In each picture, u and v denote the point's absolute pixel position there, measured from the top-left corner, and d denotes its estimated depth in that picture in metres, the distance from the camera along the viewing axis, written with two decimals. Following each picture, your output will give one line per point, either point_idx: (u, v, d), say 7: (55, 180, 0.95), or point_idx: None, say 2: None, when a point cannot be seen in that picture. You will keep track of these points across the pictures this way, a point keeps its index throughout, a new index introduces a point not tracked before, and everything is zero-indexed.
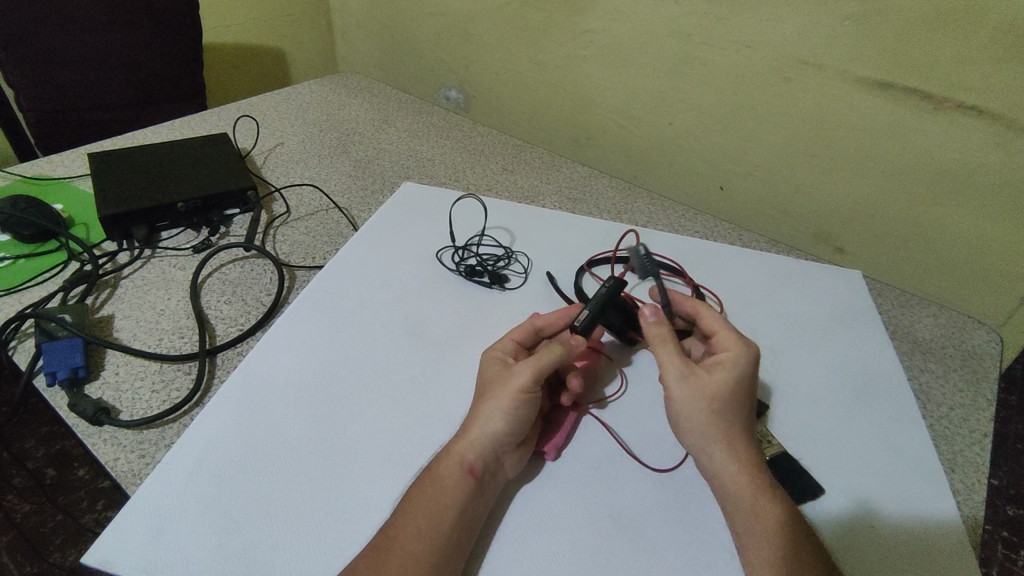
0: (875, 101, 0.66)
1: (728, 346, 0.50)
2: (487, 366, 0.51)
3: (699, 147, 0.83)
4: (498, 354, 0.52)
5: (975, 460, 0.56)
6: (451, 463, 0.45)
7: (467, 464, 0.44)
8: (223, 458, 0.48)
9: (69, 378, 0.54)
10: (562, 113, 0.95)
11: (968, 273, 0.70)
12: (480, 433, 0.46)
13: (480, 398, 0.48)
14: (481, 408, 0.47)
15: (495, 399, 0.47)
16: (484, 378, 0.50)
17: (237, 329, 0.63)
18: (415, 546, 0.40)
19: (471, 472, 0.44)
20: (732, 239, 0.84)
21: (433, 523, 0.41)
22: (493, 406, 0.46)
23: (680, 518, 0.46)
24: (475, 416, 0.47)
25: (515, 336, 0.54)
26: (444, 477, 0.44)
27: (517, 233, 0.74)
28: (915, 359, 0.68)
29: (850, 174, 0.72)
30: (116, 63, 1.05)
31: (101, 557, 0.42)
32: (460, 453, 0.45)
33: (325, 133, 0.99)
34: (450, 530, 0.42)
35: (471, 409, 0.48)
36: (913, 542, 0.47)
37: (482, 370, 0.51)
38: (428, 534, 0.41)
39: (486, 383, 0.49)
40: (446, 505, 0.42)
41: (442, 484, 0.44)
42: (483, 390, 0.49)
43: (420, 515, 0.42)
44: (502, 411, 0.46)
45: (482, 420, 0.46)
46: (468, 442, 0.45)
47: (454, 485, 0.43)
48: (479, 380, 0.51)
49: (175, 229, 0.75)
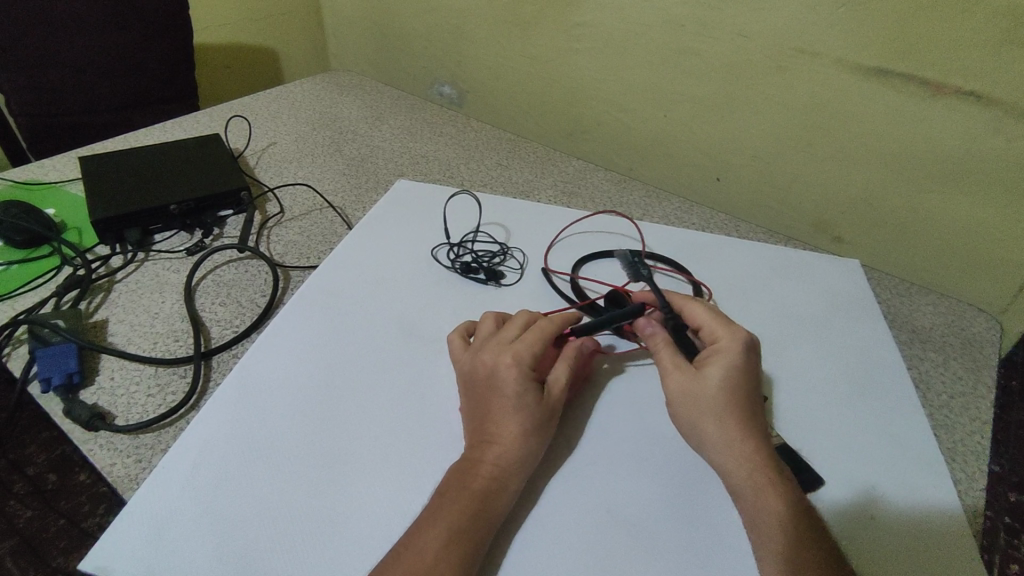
0: (871, 89, 0.65)
1: (721, 335, 0.52)
2: (518, 376, 0.48)
3: (694, 138, 0.82)
4: (519, 358, 0.49)
5: (976, 448, 0.56)
6: (495, 487, 0.44)
7: (512, 492, 0.44)
8: (219, 461, 0.48)
9: (64, 385, 0.54)
10: (556, 106, 0.94)
11: (967, 261, 0.70)
12: (528, 463, 0.46)
13: (524, 419, 0.46)
14: (531, 436, 0.46)
15: (543, 431, 0.47)
16: (519, 391, 0.47)
17: (232, 330, 0.62)
18: (437, 557, 0.40)
19: (513, 502, 0.44)
20: (728, 230, 0.84)
21: (461, 534, 0.41)
22: (543, 438, 0.47)
23: (680, 513, 0.46)
24: (513, 430, 0.46)
25: (534, 338, 0.51)
26: (485, 496, 0.43)
27: (513, 229, 0.73)
28: (914, 348, 0.67)
29: (848, 162, 0.71)
30: (107, 65, 1.04)
31: (98, 563, 0.42)
32: (500, 464, 0.45)
33: (319, 132, 0.99)
34: (475, 546, 0.41)
35: (499, 416, 0.47)
36: (916, 531, 0.46)
37: (507, 378, 0.48)
38: (450, 545, 0.40)
39: (526, 401, 0.47)
40: (485, 527, 0.42)
41: (478, 500, 0.43)
42: (524, 409, 0.47)
43: (440, 525, 0.41)
44: (543, 434, 0.47)
45: (530, 449, 0.46)
46: (513, 467, 0.45)
47: (498, 509, 0.43)
48: (506, 390, 0.47)
49: (168, 232, 0.74)
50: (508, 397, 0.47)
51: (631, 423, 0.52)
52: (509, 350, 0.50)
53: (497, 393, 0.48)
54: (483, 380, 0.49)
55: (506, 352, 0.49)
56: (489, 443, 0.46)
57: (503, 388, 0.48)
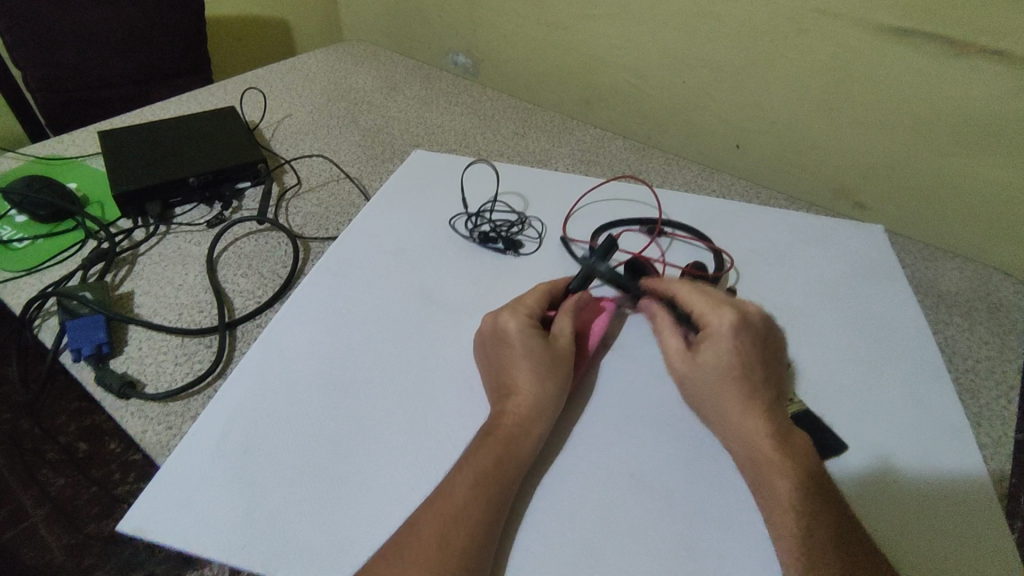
0: (898, 50, 0.63)
1: (710, 317, 0.50)
2: (521, 326, 0.50)
3: (713, 104, 0.80)
4: (521, 313, 0.51)
5: (1002, 413, 0.56)
6: (518, 432, 0.45)
7: (536, 434, 0.45)
8: (245, 430, 0.49)
9: (94, 354, 0.55)
10: (572, 74, 0.92)
11: (996, 224, 0.68)
12: (548, 405, 0.47)
13: (534, 362, 0.48)
14: (545, 379, 0.47)
15: (557, 373, 0.48)
16: (524, 337, 0.49)
17: (255, 301, 0.63)
18: (465, 499, 0.41)
19: (540, 443, 0.45)
20: (749, 196, 0.82)
21: (487, 476, 0.42)
22: (559, 379, 0.48)
23: (702, 477, 0.46)
24: (524, 375, 0.47)
25: (534, 298, 0.53)
26: (509, 441, 0.44)
27: (531, 198, 0.73)
28: (941, 313, 0.66)
29: (872, 127, 0.69)
30: (122, 38, 1.04)
31: (135, 524, 0.44)
32: (519, 411, 0.46)
33: (333, 103, 0.98)
34: (502, 488, 0.42)
35: (511, 367, 0.48)
36: (939, 495, 0.46)
37: (513, 330, 0.50)
38: (476, 489, 0.41)
39: (532, 346, 0.49)
40: (512, 471, 0.43)
41: (502, 447, 0.44)
42: (533, 354, 0.48)
43: (469, 470, 0.43)
44: (557, 375, 0.48)
45: (546, 388, 0.47)
46: (533, 410, 0.46)
47: (525, 452, 0.44)
48: (511, 340, 0.49)
49: (188, 205, 0.75)
50: (515, 346, 0.49)
51: (653, 388, 0.52)
52: (506, 310, 0.52)
53: (506, 347, 0.50)
54: (491, 338, 0.51)
55: (508, 310, 0.52)
56: (508, 394, 0.47)
57: (510, 340, 0.50)
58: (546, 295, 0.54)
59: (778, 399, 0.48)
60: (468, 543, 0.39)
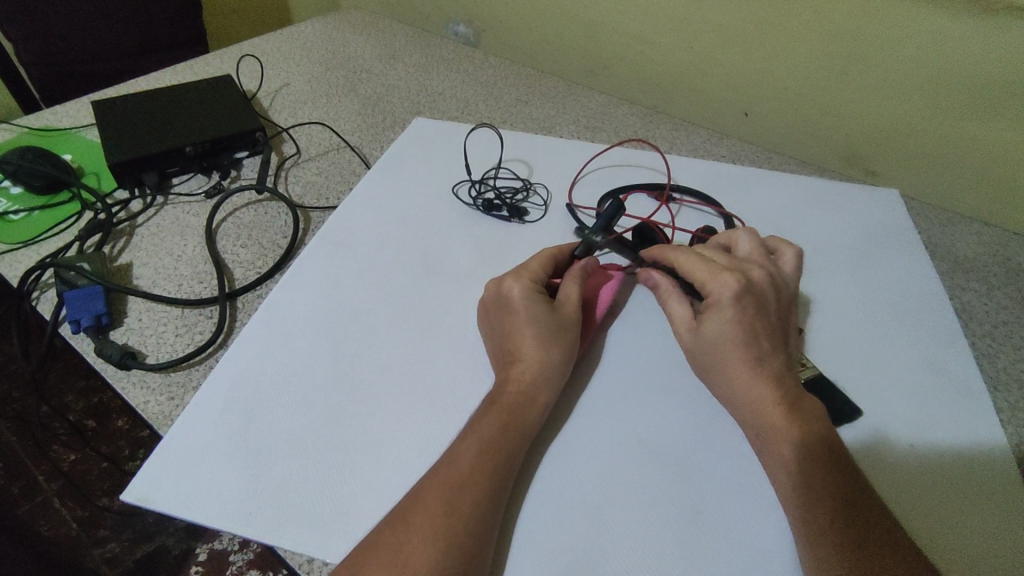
0: (917, 6, 0.60)
1: (710, 285, 0.49)
2: (526, 292, 0.48)
3: (722, 68, 0.78)
4: (526, 278, 0.50)
5: (1019, 378, 0.54)
6: (523, 399, 0.44)
7: (542, 402, 0.44)
8: (248, 399, 0.48)
9: (93, 326, 0.54)
10: (576, 39, 0.89)
11: (1016, 187, 0.66)
12: (554, 373, 0.46)
13: (539, 329, 0.47)
14: (550, 346, 0.46)
15: (562, 340, 0.47)
16: (529, 304, 0.48)
17: (255, 271, 0.62)
18: (471, 467, 0.40)
19: (546, 411, 0.44)
20: (760, 161, 0.80)
21: (493, 444, 0.41)
22: (565, 346, 0.47)
23: (714, 444, 0.45)
24: (528, 342, 0.46)
25: (539, 264, 0.52)
26: (514, 408, 0.43)
27: (535, 165, 0.71)
28: (957, 278, 0.65)
29: (887, 89, 0.67)
30: (113, 7, 1.01)
31: (139, 493, 0.43)
32: (524, 379, 0.45)
33: (331, 71, 0.96)
34: (507, 456, 0.41)
35: (515, 334, 0.47)
36: (955, 461, 0.45)
37: (517, 296, 0.48)
38: (482, 457, 0.41)
39: (537, 313, 0.47)
40: (518, 439, 0.42)
41: (507, 415, 0.43)
42: (538, 320, 0.47)
43: (474, 438, 0.42)
44: (562, 343, 0.47)
45: (552, 355, 0.46)
46: (539, 377, 0.45)
47: (531, 420, 0.43)
48: (516, 306, 0.48)
49: (185, 175, 0.73)
50: (520, 313, 0.48)
51: (663, 354, 0.51)
52: (510, 276, 0.50)
53: (511, 313, 0.48)
54: (494, 305, 0.50)
55: (511, 276, 0.50)
56: (513, 361, 0.46)
57: (514, 306, 0.48)
58: (552, 260, 0.53)
59: (790, 365, 0.47)
60: (474, 512, 0.38)
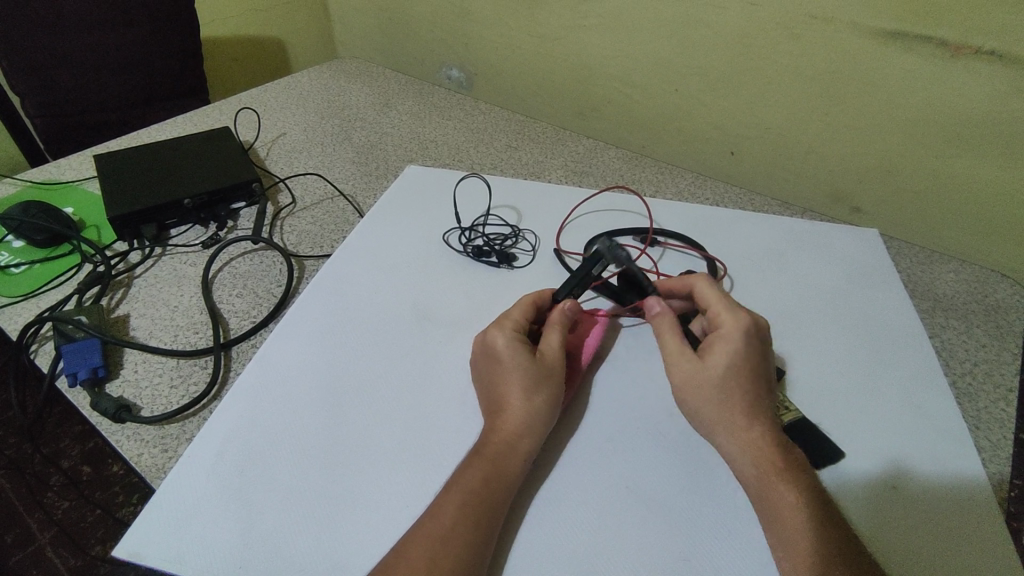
0: (888, 54, 0.63)
1: (723, 319, 0.50)
2: (508, 342, 0.50)
3: (706, 112, 0.81)
4: (508, 329, 0.51)
5: (1000, 417, 0.55)
6: (506, 450, 0.45)
7: (525, 451, 0.45)
8: (240, 451, 0.49)
9: (90, 378, 0.55)
10: (566, 86, 0.93)
11: (992, 225, 0.68)
12: (537, 422, 0.46)
13: (521, 378, 0.48)
14: (532, 395, 0.47)
15: (545, 389, 0.48)
16: (511, 354, 0.49)
17: (250, 320, 0.63)
18: (455, 520, 0.41)
19: (530, 460, 0.45)
20: (743, 203, 0.82)
21: (476, 496, 0.42)
22: (546, 395, 0.48)
23: (699, 491, 0.45)
24: (510, 395, 0.47)
25: (521, 313, 0.53)
26: (497, 459, 0.44)
27: (524, 211, 0.73)
28: (937, 317, 0.66)
29: (866, 130, 0.69)
30: (118, 62, 1.05)
31: (129, 549, 0.44)
32: (506, 430, 0.46)
33: (327, 120, 0.99)
34: (491, 508, 0.42)
35: (499, 386, 0.48)
36: (941, 502, 0.46)
37: (499, 347, 0.50)
38: (465, 511, 0.41)
39: (519, 362, 0.49)
40: (501, 491, 0.43)
41: (491, 466, 0.44)
42: (520, 370, 0.48)
43: (457, 490, 0.42)
44: (543, 392, 0.48)
45: (534, 404, 0.47)
46: (522, 427, 0.46)
47: (514, 470, 0.44)
48: (499, 356, 0.49)
49: (184, 227, 0.75)
50: (503, 363, 0.49)
51: (648, 401, 0.52)
52: (494, 327, 0.52)
53: (496, 364, 0.49)
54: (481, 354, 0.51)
55: (496, 327, 0.52)
56: (498, 411, 0.47)
57: (498, 357, 0.49)
58: (534, 309, 0.54)
59: (772, 410, 0.48)
60: (457, 567, 0.39)
